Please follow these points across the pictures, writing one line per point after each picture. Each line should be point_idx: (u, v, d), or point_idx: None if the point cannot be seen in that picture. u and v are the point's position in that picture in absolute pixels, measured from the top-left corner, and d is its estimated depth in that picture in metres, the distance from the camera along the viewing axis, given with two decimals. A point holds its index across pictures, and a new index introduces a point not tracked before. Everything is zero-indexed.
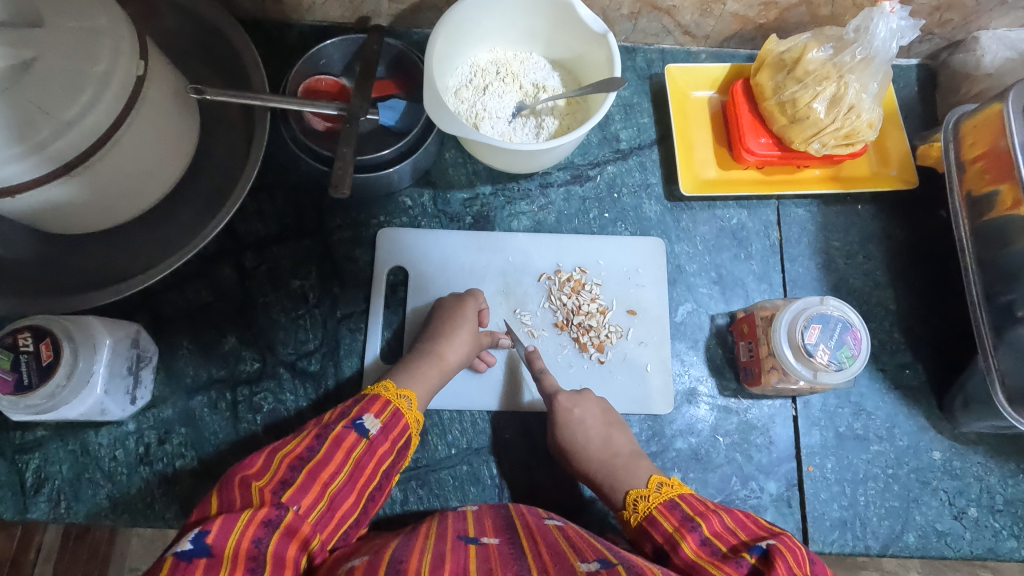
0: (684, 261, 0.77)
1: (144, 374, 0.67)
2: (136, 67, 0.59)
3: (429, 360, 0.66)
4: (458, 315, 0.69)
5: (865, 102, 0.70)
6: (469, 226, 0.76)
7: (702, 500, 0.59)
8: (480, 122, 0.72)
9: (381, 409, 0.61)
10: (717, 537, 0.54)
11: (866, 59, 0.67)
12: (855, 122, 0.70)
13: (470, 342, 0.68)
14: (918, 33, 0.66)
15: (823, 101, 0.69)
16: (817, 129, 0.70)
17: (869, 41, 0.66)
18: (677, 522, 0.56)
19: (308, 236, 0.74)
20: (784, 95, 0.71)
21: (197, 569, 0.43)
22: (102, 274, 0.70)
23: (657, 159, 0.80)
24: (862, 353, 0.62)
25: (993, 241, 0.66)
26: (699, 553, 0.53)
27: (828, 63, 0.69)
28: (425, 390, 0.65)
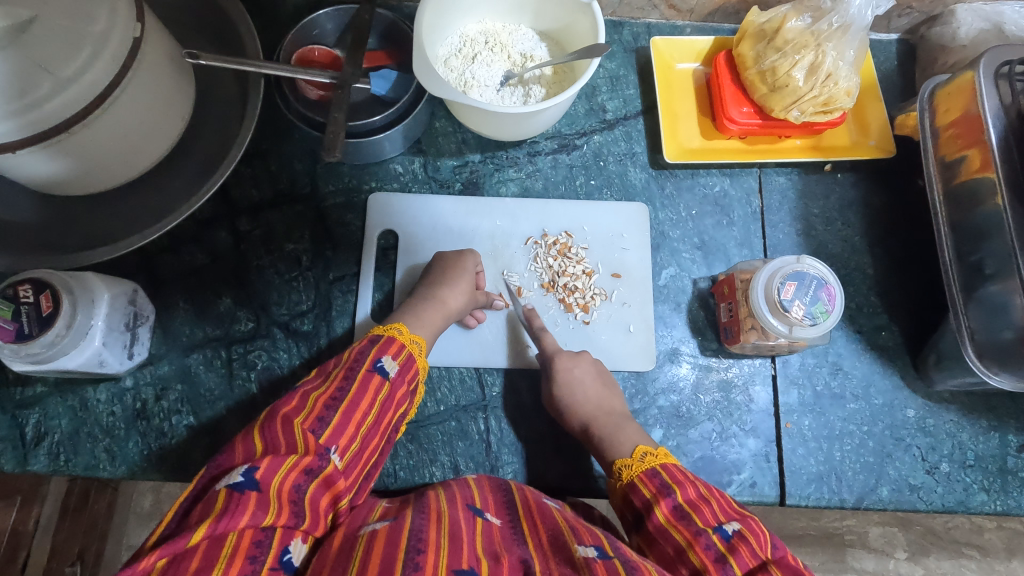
0: (667, 228, 0.79)
1: (141, 331, 0.69)
2: (132, 28, 0.61)
3: (431, 304, 0.68)
4: (461, 270, 0.71)
5: (842, 70, 0.72)
6: (459, 192, 0.78)
7: (684, 470, 0.60)
8: (469, 89, 0.75)
9: (398, 351, 0.62)
10: (690, 506, 0.56)
11: (842, 27, 0.70)
12: (833, 89, 0.72)
13: (469, 293, 0.70)
14: (890, 4, 0.70)
15: (802, 70, 0.71)
16: (795, 97, 0.72)
17: (845, 9, 0.69)
18: (652, 495, 0.57)
19: (301, 201, 0.76)
20: (765, 64, 0.73)
21: (250, 502, 0.45)
22: (102, 237, 0.72)
23: (643, 129, 0.82)
24: (836, 309, 0.64)
25: (966, 202, 0.68)
26: (670, 520, 0.55)
27: (807, 32, 0.71)
28: (430, 333, 0.67)
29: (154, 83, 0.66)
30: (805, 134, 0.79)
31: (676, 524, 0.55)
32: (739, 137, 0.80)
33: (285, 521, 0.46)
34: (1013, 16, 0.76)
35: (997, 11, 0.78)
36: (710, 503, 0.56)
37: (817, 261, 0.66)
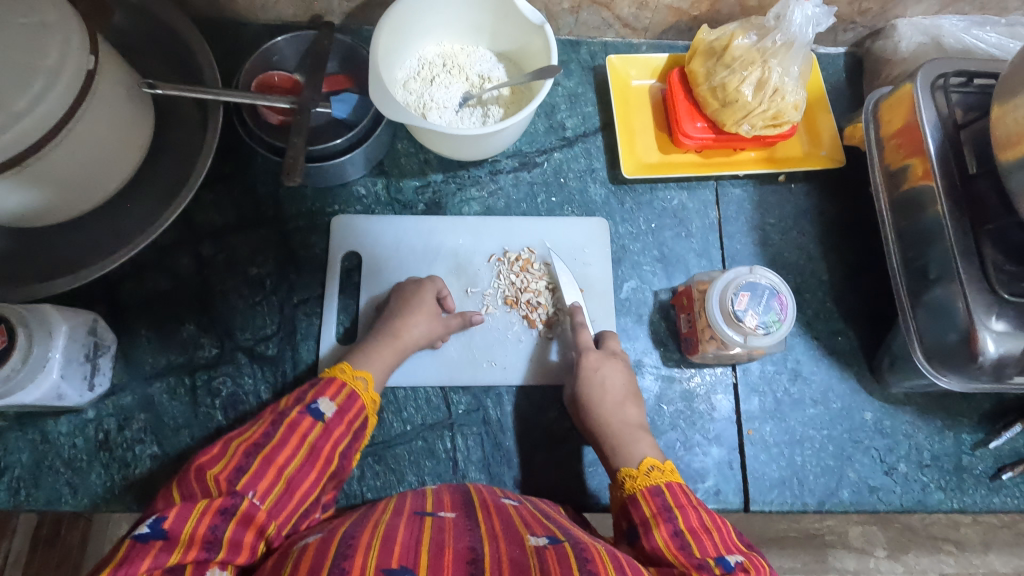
0: (628, 241, 0.80)
1: (102, 362, 0.68)
2: (86, 61, 0.61)
3: (387, 339, 0.68)
4: (420, 300, 0.70)
5: (789, 85, 0.75)
6: (422, 212, 0.79)
7: (687, 492, 0.60)
8: (428, 112, 0.76)
9: (336, 392, 0.62)
10: (691, 533, 0.56)
11: (786, 43, 0.72)
12: (780, 104, 0.75)
13: (428, 322, 0.70)
14: (830, 19, 0.72)
15: (750, 86, 0.74)
16: (745, 112, 0.75)
17: (787, 27, 0.71)
18: (661, 515, 0.58)
19: (264, 224, 0.77)
20: (715, 81, 0.76)
21: (153, 549, 0.47)
22: (60, 267, 0.71)
23: (602, 145, 0.84)
24: (788, 318, 0.66)
25: (910, 210, 0.70)
26: (669, 544, 0.56)
27: (753, 49, 0.74)
28: (383, 368, 0.67)
29: (110, 114, 0.67)
30: (758, 146, 0.81)
31: (683, 550, 0.55)
32: (695, 151, 0.82)
33: (196, 556, 0.48)
34: (950, 29, 0.81)
35: (935, 26, 0.81)
36: (716, 534, 0.56)
37: (772, 273, 0.68)
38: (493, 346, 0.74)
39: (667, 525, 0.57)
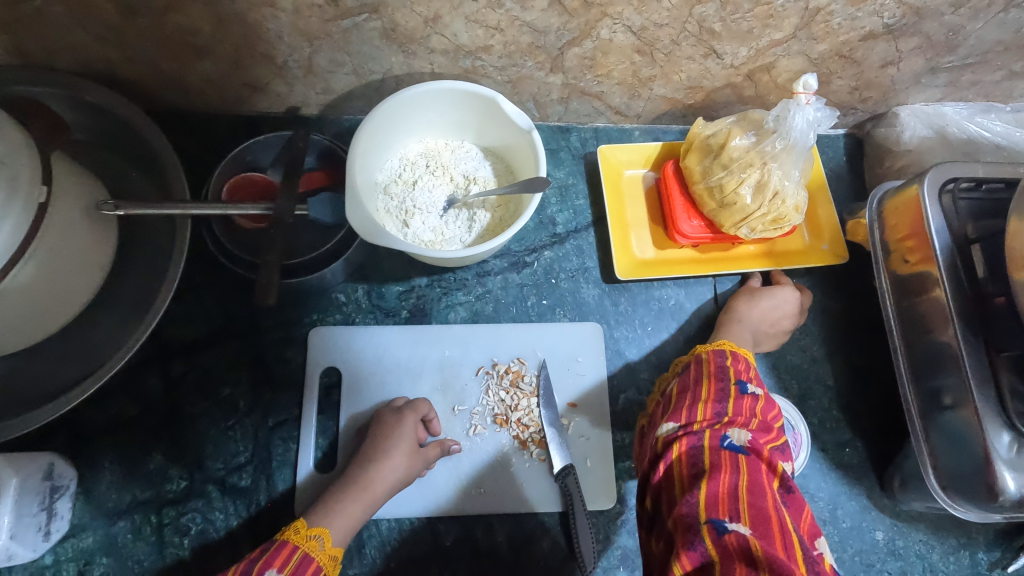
0: (623, 346, 0.76)
1: (60, 505, 0.63)
2: (39, 194, 0.57)
3: (356, 491, 0.63)
4: (394, 436, 0.65)
5: (789, 188, 0.71)
6: (405, 320, 0.75)
7: (751, 371, 0.64)
8: (410, 218, 0.72)
9: (287, 557, 0.58)
10: (741, 411, 0.59)
11: (786, 148, 0.69)
12: (781, 208, 0.71)
13: (406, 462, 0.65)
14: (834, 119, 0.69)
15: (749, 188, 0.70)
16: (744, 215, 0.71)
17: (787, 131, 0.68)
18: (714, 366, 0.63)
19: (237, 339, 0.72)
20: (712, 181, 0.72)
21: None
22: (13, 400, 0.66)
23: (595, 241, 0.80)
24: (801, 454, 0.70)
25: (919, 325, 0.67)
26: (708, 409, 0.58)
27: (752, 150, 0.71)
28: (347, 526, 0.61)
29: (62, 242, 0.62)
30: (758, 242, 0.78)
31: (719, 379, 0.61)
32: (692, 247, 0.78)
33: None
34: (953, 119, 0.78)
35: (938, 115, 0.78)
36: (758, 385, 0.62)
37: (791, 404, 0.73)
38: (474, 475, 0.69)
39: (713, 370, 0.63)
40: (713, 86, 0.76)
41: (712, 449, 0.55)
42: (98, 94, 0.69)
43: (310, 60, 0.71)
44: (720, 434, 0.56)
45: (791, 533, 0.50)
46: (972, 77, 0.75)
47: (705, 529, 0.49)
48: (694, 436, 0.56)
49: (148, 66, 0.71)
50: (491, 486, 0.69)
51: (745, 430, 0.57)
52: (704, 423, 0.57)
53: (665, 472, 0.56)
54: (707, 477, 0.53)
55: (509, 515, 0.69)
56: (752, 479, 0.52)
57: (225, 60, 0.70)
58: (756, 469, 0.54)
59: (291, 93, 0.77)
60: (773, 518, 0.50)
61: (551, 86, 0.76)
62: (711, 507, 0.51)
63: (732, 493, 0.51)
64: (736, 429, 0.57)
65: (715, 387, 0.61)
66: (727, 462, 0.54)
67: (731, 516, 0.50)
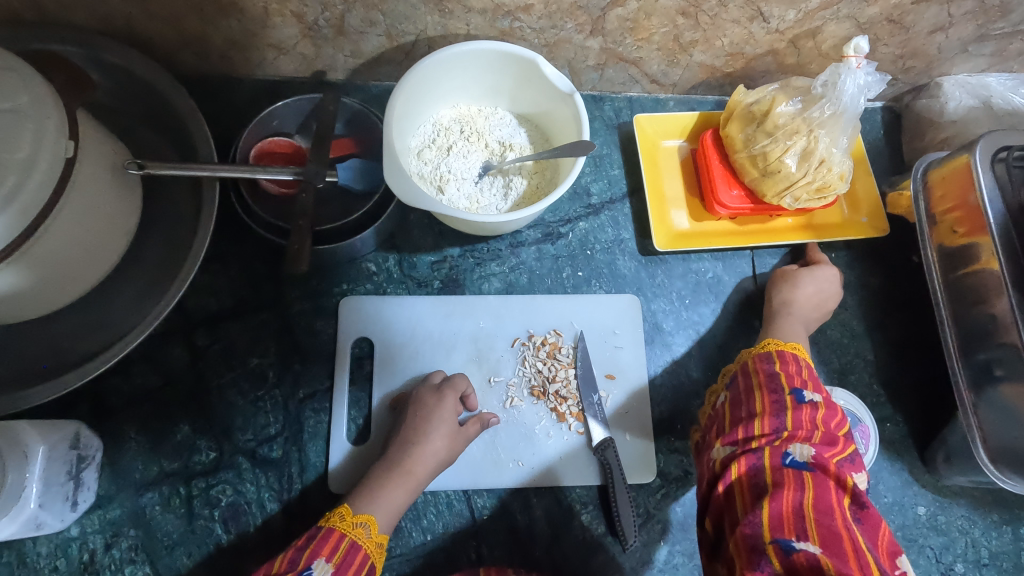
0: (661, 319, 0.75)
1: (86, 475, 0.61)
2: (65, 148, 0.54)
3: (397, 478, 0.61)
4: (436, 417, 0.64)
5: (835, 156, 0.70)
6: (438, 291, 0.73)
7: (805, 374, 0.61)
8: (445, 185, 0.70)
9: (333, 548, 0.55)
10: (799, 420, 0.56)
11: (835, 114, 0.67)
12: (826, 176, 0.69)
13: (448, 440, 0.64)
14: (884, 86, 0.66)
15: (794, 156, 0.68)
16: (789, 183, 0.69)
17: (837, 96, 0.66)
18: (763, 374, 0.60)
19: (265, 308, 0.70)
20: (755, 149, 0.70)
21: None
22: (35, 368, 0.64)
23: (630, 212, 0.78)
24: (869, 450, 0.69)
25: (968, 297, 0.66)
26: (763, 424, 0.56)
27: (798, 118, 0.68)
28: (391, 511, 0.60)
29: (89, 203, 0.60)
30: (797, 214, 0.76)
31: (773, 388, 0.59)
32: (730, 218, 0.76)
33: None
34: (998, 89, 0.76)
35: (982, 85, 0.77)
36: (816, 391, 0.59)
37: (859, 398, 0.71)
38: (512, 449, 0.68)
39: (764, 378, 0.60)
40: (755, 53, 0.74)
41: (773, 467, 0.53)
42: (121, 51, 0.66)
43: (342, 19, 0.68)
44: (781, 451, 0.53)
45: (867, 554, 0.47)
46: (1020, 45, 0.73)
47: (770, 549, 0.48)
48: (752, 456, 0.54)
49: (173, 24, 0.68)
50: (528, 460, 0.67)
51: (807, 445, 0.54)
52: (761, 439, 0.55)
53: (726, 494, 0.55)
54: (768, 497, 0.51)
55: (546, 489, 0.67)
56: (818, 496, 0.50)
57: (253, 18, 0.68)
58: (823, 486, 0.51)
59: (319, 56, 0.75)
60: (844, 537, 0.48)
61: (588, 51, 0.74)
62: (775, 527, 0.49)
63: (797, 512, 0.49)
64: (797, 443, 0.54)
65: (770, 398, 0.58)
66: (791, 480, 0.51)
67: (799, 536, 0.48)
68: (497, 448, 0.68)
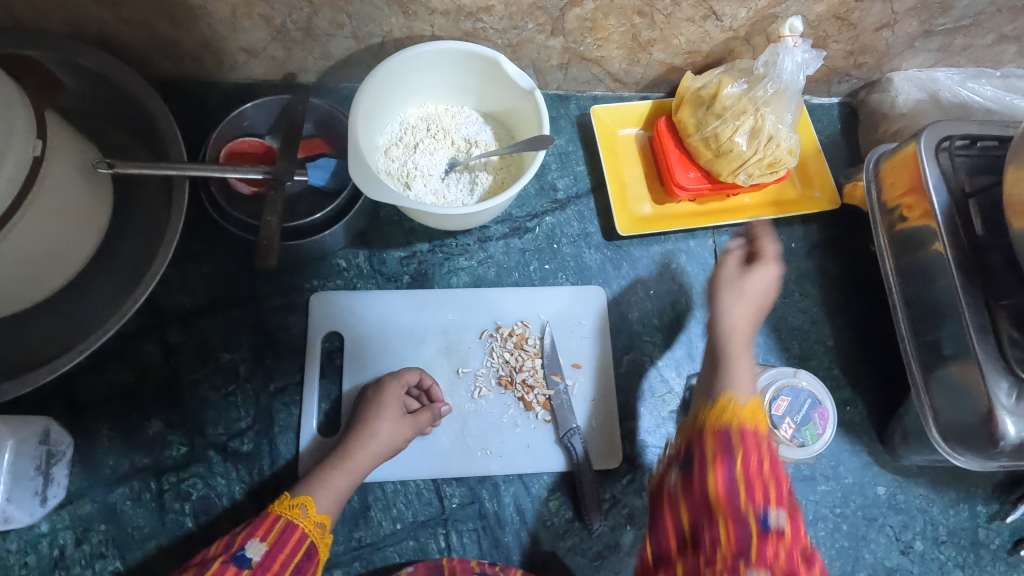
0: (626, 309, 0.76)
1: (56, 471, 0.62)
2: (34, 146, 0.56)
3: (339, 461, 0.63)
4: (378, 404, 0.66)
5: (783, 131, 0.73)
6: (407, 285, 0.74)
7: (754, 437, 0.51)
8: (412, 180, 0.71)
9: (268, 529, 0.58)
10: (749, 487, 0.48)
11: (777, 92, 0.71)
12: (776, 152, 0.72)
13: (392, 426, 0.65)
14: (820, 61, 0.70)
15: (743, 135, 0.71)
16: (741, 161, 0.72)
17: (778, 75, 0.70)
18: (721, 454, 0.50)
19: (237, 305, 0.71)
20: (707, 131, 0.73)
21: None
22: (2, 365, 0.64)
23: (595, 207, 0.80)
24: (827, 432, 0.67)
25: (919, 279, 0.68)
26: (752, 521, 0.47)
27: (744, 98, 0.72)
28: (336, 495, 0.62)
29: (58, 201, 0.61)
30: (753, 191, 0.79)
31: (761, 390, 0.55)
32: (690, 200, 0.79)
33: None
34: (946, 83, 0.79)
35: (931, 80, 0.80)
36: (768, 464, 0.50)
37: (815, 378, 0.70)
38: (468, 437, 0.69)
39: (719, 455, 0.50)
40: (712, 50, 0.77)
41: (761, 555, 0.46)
42: (90, 55, 0.68)
43: (309, 22, 0.70)
44: (760, 517, 0.47)
45: None
46: (963, 40, 0.76)
47: None
48: (739, 530, 0.47)
49: (142, 29, 0.70)
50: (495, 447, 0.69)
51: (777, 510, 0.48)
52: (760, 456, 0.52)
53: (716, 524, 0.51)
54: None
55: (515, 476, 0.69)
56: None
57: (221, 21, 0.69)
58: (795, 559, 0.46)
59: (288, 59, 0.77)
60: None
61: (551, 51, 0.76)
62: None
63: None
64: (772, 511, 0.48)
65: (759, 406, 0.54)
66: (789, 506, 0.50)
67: None
68: (463, 439, 0.69)
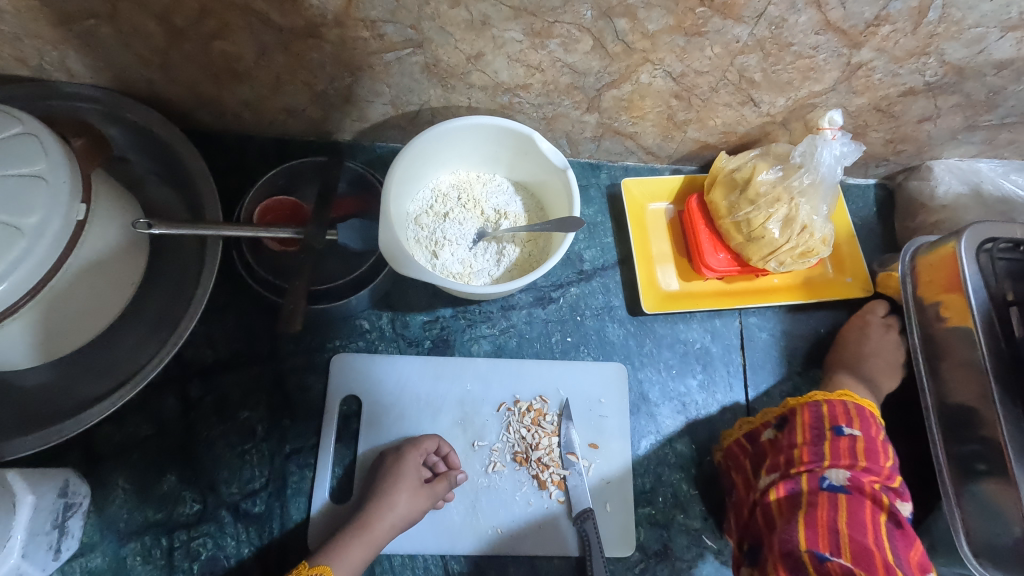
0: (647, 388, 0.75)
1: (72, 523, 0.63)
2: (76, 211, 0.57)
3: (355, 532, 0.62)
4: (396, 473, 0.65)
5: (817, 222, 0.72)
6: (428, 351, 0.74)
7: (846, 407, 0.63)
8: (439, 249, 0.72)
9: None
10: (851, 455, 0.59)
11: (814, 183, 0.70)
12: (809, 241, 0.71)
13: (408, 499, 0.64)
14: (860, 154, 0.69)
15: (776, 223, 0.70)
16: (772, 249, 0.71)
17: (815, 166, 0.69)
18: (808, 415, 0.63)
19: (259, 362, 0.72)
20: (739, 216, 0.72)
21: None
22: (27, 410, 0.66)
23: (620, 280, 0.80)
24: None
25: (951, 384, 0.66)
26: (802, 454, 0.60)
27: (779, 185, 0.71)
28: (350, 568, 0.61)
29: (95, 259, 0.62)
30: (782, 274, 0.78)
31: (815, 425, 0.62)
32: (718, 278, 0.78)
33: None
34: (988, 175, 0.78)
35: (974, 171, 0.78)
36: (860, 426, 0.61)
37: None
38: (482, 513, 0.68)
39: (809, 418, 0.62)
40: (747, 131, 0.76)
41: (810, 489, 0.57)
42: (140, 112, 0.71)
43: (350, 90, 0.72)
44: (818, 475, 0.58)
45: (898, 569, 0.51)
46: (1009, 136, 0.74)
47: (806, 558, 0.52)
48: (790, 480, 0.59)
49: (189, 88, 0.72)
50: (508, 526, 0.68)
51: (846, 471, 0.58)
52: (800, 465, 0.59)
53: (765, 513, 0.59)
54: (805, 513, 0.55)
55: (525, 558, 0.67)
56: (851, 516, 0.54)
57: (265, 86, 0.71)
58: (859, 505, 0.56)
59: (327, 120, 0.78)
60: (876, 555, 0.52)
61: (585, 125, 0.77)
62: (810, 540, 0.53)
63: (832, 526, 0.54)
64: (836, 470, 0.58)
65: (810, 442, 0.60)
66: (826, 500, 0.56)
67: (832, 549, 0.52)
68: (475, 515, 0.68)
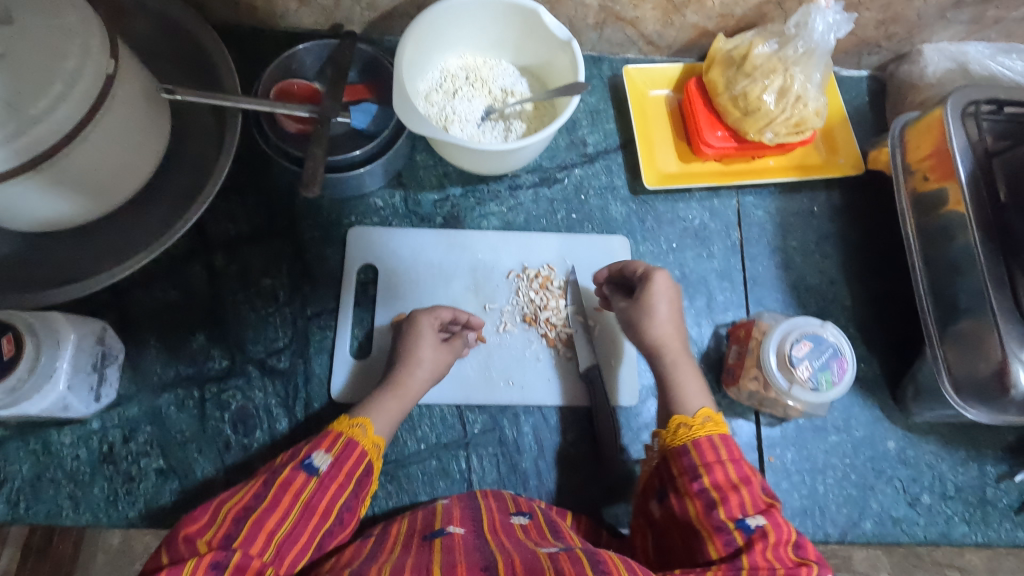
0: (648, 260, 0.79)
1: (109, 371, 0.67)
2: (107, 65, 0.58)
3: (389, 390, 0.65)
4: (417, 335, 0.68)
5: (810, 92, 0.75)
6: (439, 226, 0.78)
7: (720, 446, 0.60)
8: (449, 124, 0.75)
9: (332, 444, 0.59)
10: (746, 502, 0.56)
11: (808, 52, 0.73)
12: (802, 112, 0.75)
13: (433, 355, 0.68)
14: (852, 24, 0.72)
15: (772, 93, 0.74)
16: (768, 120, 0.74)
17: (809, 35, 0.72)
18: (699, 502, 0.57)
19: (279, 235, 0.75)
20: (736, 90, 0.75)
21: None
22: (63, 272, 0.69)
23: (622, 162, 0.83)
24: (842, 382, 0.68)
25: (939, 239, 0.70)
26: (718, 549, 0.54)
27: (774, 57, 0.74)
28: (389, 419, 0.64)
29: (123, 121, 0.64)
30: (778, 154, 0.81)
31: (703, 497, 0.57)
32: (716, 160, 0.81)
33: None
34: (975, 56, 0.79)
35: (961, 52, 0.80)
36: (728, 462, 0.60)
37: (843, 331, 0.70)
38: (494, 367, 0.72)
39: (699, 506, 0.57)
40: (744, 13, 0.79)
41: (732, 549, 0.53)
42: None
43: None
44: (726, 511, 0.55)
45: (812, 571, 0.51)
46: (996, 13, 0.77)
47: None
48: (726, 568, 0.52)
49: None
50: (519, 380, 0.72)
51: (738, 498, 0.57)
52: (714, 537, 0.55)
53: None
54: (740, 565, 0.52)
55: (535, 408, 0.72)
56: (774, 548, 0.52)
57: None
58: (766, 526, 0.54)
59: (338, 8, 0.81)
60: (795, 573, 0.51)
61: (588, 9, 0.79)
62: None
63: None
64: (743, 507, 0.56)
65: (710, 524, 0.56)
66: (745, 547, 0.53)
67: None
68: (487, 369, 0.72)
